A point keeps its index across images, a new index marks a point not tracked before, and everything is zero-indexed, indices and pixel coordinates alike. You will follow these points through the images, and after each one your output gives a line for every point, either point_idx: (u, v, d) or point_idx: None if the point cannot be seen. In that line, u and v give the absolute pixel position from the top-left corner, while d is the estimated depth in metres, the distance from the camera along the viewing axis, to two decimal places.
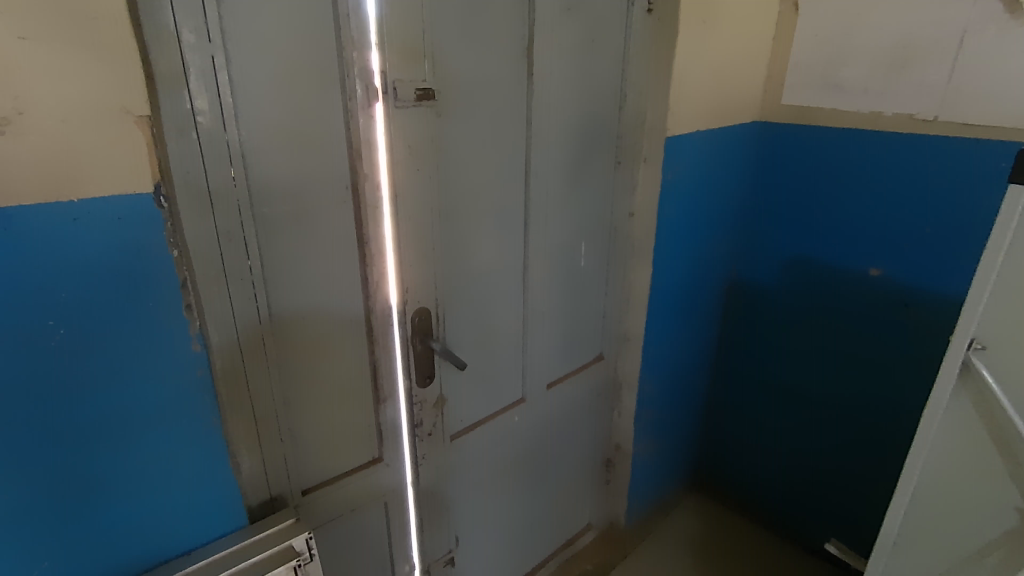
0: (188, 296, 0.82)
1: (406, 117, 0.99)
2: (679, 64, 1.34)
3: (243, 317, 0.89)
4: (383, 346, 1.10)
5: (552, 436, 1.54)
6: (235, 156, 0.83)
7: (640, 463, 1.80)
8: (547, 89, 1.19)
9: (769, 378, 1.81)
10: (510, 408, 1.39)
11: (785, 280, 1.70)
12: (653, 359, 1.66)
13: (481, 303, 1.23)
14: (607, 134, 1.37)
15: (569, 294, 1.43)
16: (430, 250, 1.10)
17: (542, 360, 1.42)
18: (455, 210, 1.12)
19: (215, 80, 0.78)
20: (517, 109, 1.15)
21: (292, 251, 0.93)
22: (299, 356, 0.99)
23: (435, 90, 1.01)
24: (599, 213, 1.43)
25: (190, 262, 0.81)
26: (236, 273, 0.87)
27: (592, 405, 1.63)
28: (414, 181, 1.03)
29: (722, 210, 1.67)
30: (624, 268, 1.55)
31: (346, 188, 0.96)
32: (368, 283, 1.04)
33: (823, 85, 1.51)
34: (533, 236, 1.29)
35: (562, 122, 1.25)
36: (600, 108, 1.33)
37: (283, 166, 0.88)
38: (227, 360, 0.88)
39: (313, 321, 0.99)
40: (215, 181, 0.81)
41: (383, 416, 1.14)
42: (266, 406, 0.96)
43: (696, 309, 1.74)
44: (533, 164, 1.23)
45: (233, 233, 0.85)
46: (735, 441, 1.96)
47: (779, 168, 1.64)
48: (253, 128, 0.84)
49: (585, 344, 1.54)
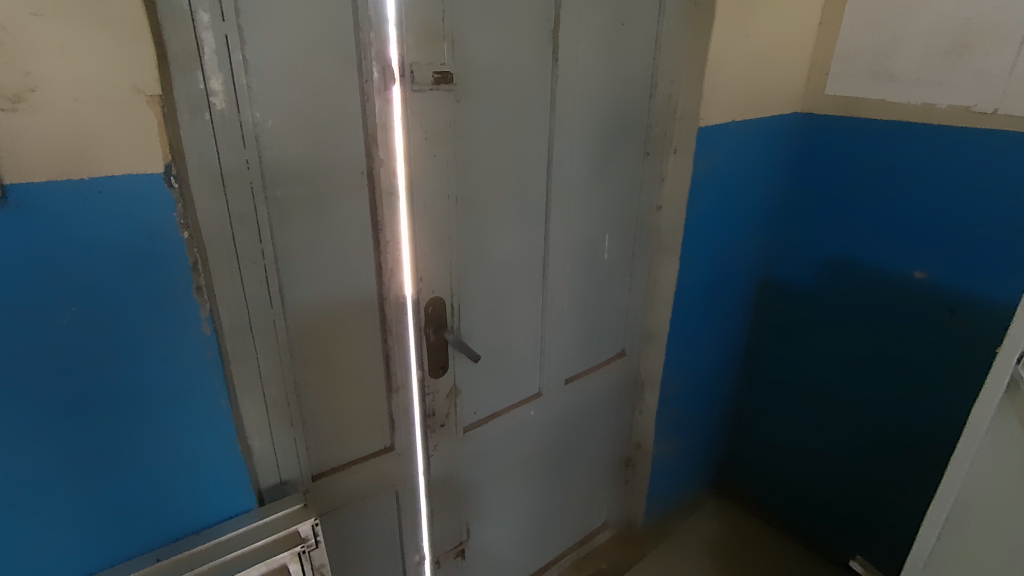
0: (198, 279, 0.81)
1: (424, 101, 0.96)
2: (715, 50, 1.28)
3: (255, 300, 0.89)
4: (397, 334, 1.08)
5: (569, 433, 1.51)
6: (249, 137, 0.82)
7: (661, 464, 1.75)
8: (573, 75, 1.15)
9: (800, 381, 1.74)
10: (526, 402, 1.36)
11: (821, 279, 1.62)
12: (678, 357, 1.61)
13: (498, 294, 1.21)
14: (635, 123, 1.32)
15: (591, 288, 1.39)
16: (447, 238, 1.08)
17: (561, 354, 1.39)
18: (473, 199, 1.09)
19: (229, 61, 0.78)
20: (540, 95, 1.12)
21: (305, 235, 0.92)
22: (310, 341, 0.99)
23: (455, 73, 0.98)
24: (624, 206, 1.38)
25: (203, 244, 0.81)
26: (249, 257, 0.87)
27: (612, 403, 1.60)
28: (431, 167, 1.01)
29: (756, 204, 1.59)
30: (650, 262, 1.50)
31: (361, 173, 0.95)
32: (383, 269, 1.03)
33: (871, 74, 1.42)
34: (554, 227, 1.25)
35: (589, 110, 1.21)
36: (629, 96, 1.28)
37: (296, 149, 0.87)
38: (238, 343, 0.89)
39: (326, 305, 0.98)
40: (228, 163, 0.81)
41: (395, 404, 1.13)
42: (277, 390, 0.96)
43: (725, 307, 1.68)
44: (557, 153, 1.19)
45: (245, 216, 0.85)
46: (762, 445, 1.90)
47: (819, 161, 1.56)
48: (268, 110, 0.83)
49: (606, 340, 1.50)
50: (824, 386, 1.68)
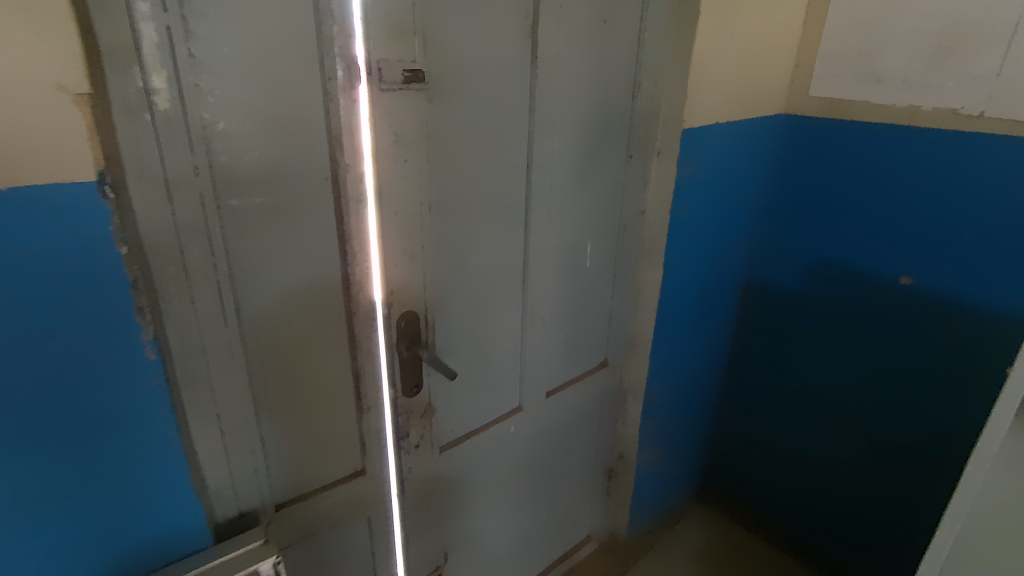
0: (139, 298, 0.73)
1: (393, 101, 0.89)
2: (700, 49, 1.23)
3: (207, 319, 0.81)
4: (367, 351, 1.01)
5: (551, 446, 1.45)
6: (196, 140, 0.74)
7: (645, 474, 1.71)
8: (553, 75, 1.09)
9: (785, 387, 1.71)
10: (506, 417, 1.29)
11: (806, 283, 1.59)
12: (662, 365, 1.56)
13: (476, 306, 1.14)
14: (618, 124, 1.26)
15: (573, 296, 1.33)
16: (420, 248, 1.01)
17: (541, 366, 1.33)
18: (449, 205, 1.02)
19: (172, 55, 0.69)
20: (519, 95, 1.05)
21: (263, 247, 0.84)
22: (271, 361, 0.91)
23: (426, 71, 0.91)
24: (607, 211, 1.33)
25: (146, 259, 0.73)
26: (200, 272, 0.79)
27: (595, 413, 1.54)
28: (402, 172, 0.94)
29: (741, 208, 1.55)
30: (633, 268, 1.45)
31: (325, 180, 0.87)
32: (350, 282, 0.95)
33: (856, 76, 1.39)
34: (535, 234, 1.19)
35: (570, 111, 1.15)
36: (611, 96, 1.22)
37: (252, 153, 0.79)
38: (188, 367, 0.80)
39: (288, 321, 0.91)
40: (172, 168, 0.73)
41: (366, 425, 1.05)
42: (234, 416, 0.88)
43: (709, 313, 1.64)
44: (536, 156, 1.12)
45: (195, 227, 0.77)
46: (746, 451, 1.87)
47: (804, 164, 1.52)
48: (219, 111, 0.75)
49: (588, 349, 1.44)
50: (809, 392, 1.66)
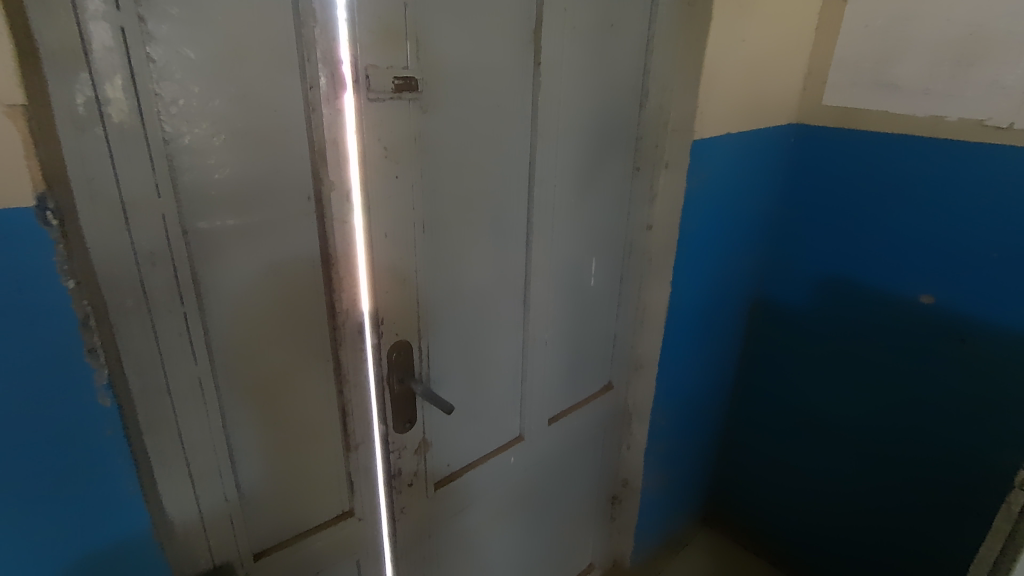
0: (91, 338, 0.64)
1: (383, 112, 0.80)
2: (710, 56, 1.16)
3: (173, 355, 0.72)
4: (355, 385, 0.92)
5: (553, 475, 1.36)
6: (157, 156, 0.65)
7: (650, 500, 1.62)
8: (556, 83, 1.01)
9: (795, 409, 1.64)
10: (505, 448, 1.21)
11: (817, 300, 1.52)
12: (667, 387, 1.48)
13: (473, 332, 1.05)
14: (623, 135, 1.19)
15: (575, 317, 1.25)
16: (413, 272, 0.92)
17: (542, 392, 1.24)
18: (445, 224, 0.94)
19: (128, 60, 0.61)
20: (519, 104, 0.97)
21: (237, 274, 0.76)
22: (248, 399, 0.82)
23: (420, 78, 0.83)
24: (611, 227, 1.25)
25: (99, 291, 0.64)
26: (164, 304, 0.70)
27: (598, 439, 1.46)
28: (394, 190, 0.85)
29: (750, 221, 1.48)
30: (638, 286, 1.37)
31: (307, 199, 0.78)
32: (336, 311, 0.86)
33: (872, 84, 1.32)
34: (536, 253, 1.10)
35: (573, 121, 1.07)
36: (617, 105, 1.14)
37: (224, 169, 0.70)
38: (151, 409, 0.72)
39: (266, 355, 0.82)
40: (130, 188, 0.64)
41: (354, 464, 0.96)
42: (205, 461, 0.79)
43: (717, 331, 1.56)
44: (539, 170, 1.04)
45: (158, 254, 0.68)
46: (755, 474, 1.79)
47: (815, 175, 1.46)
48: (186, 124, 0.66)
49: (591, 372, 1.36)
50: (821, 414, 1.58)
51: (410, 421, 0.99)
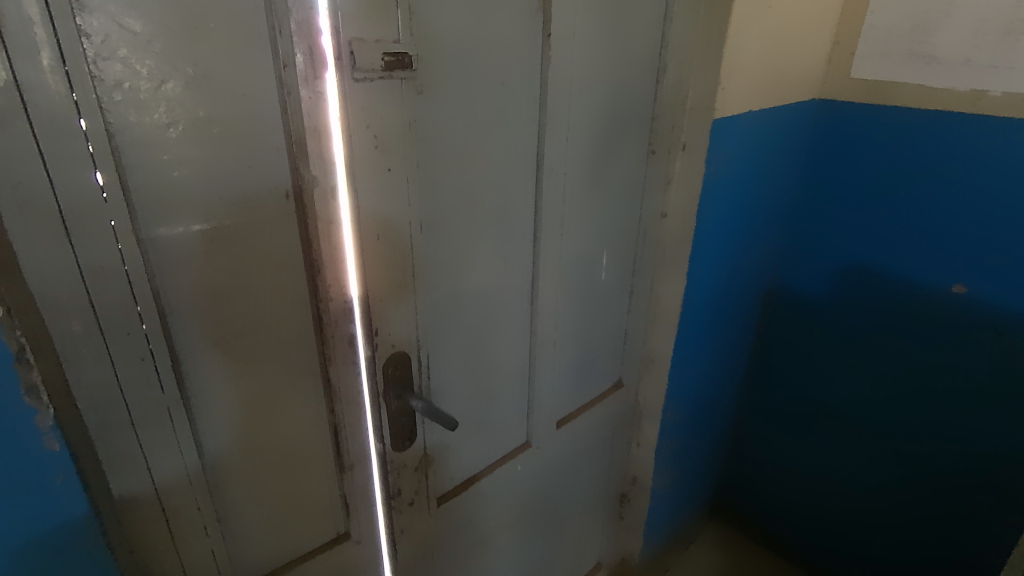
0: (30, 374, 0.53)
1: (370, 95, 0.68)
2: (736, 26, 1.05)
3: (134, 384, 0.62)
4: (348, 402, 0.82)
5: (562, 479, 1.28)
6: (100, 152, 0.54)
7: (660, 497, 1.56)
8: (568, 57, 0.89)
9: (812, 398, 1.60)
10: (514, 455, 1.13)
11: (838, 288, 1.48)
12: (680, 383, 1.41)
13: (478, 338, 0.96)
14: (638, 115, 1.08)
15: (586, 315, 1.16)
16: (410, 278, 0.81)
17: (551, 396, 1.16)
18: (446, 222, 0.83)
19: (54, 34, 0.49)
20: (527, 83, 0.86)
21: (206, 288, 0.65)
22: (227, 425, 0.73)
23: (414, 54, 0.70)
24: (622, 216, 1.15)
25: (35, 307, 0.54)
26: (120, 326, 0.60)
27: (607, 439, 1.38)
28: (386, 185, 0.73)
29: (771, 206, 1.41)
30: (651, 278, 1.28)
31: (286, 198, 0.67)
32: (325, 323, 0.76)
33: (907, 54, 1.25)
34: (545, 249, 1.00)
35: (586, 100, 0.96)
36: (632, 83, 1.04)
37: (183, 166, 0.59)
38: (114, 442, 0.63)
39: (249, 375, 0.72)
40: (69, 192, 0.53)
41: (349, 486, 0.88)
42: (180, 495, 0.70)
43: (734, 322, 1.50)
44: (548, 157, 0.94)
45: (109, 268, 0.57)
46: (769, 465, 1.76)
47: (840, 156, 1.40)
48: (133, 112, 0.55)
49: (602, 370, 1.28)
50: (840, 404, 1.55)
51: (409, 440, 0.90)
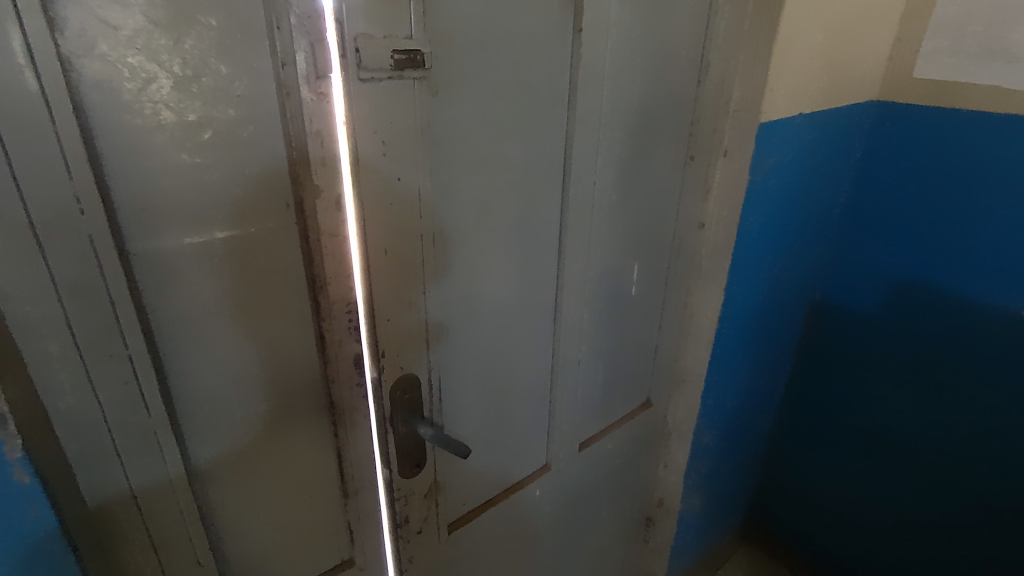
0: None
1: (378, 96, 0.61)
2: (788, 20, 0.95)
3: (118, 409, 0.58)
4: (352, 426, 0.76)
5: (583, 503, 1.21)
6: (76, 159, 0.48)
7: (687, 521, 1.48)
8: (601, 54, 0.81)
9: (857, 422, 1.49)
10: (532, 479, 1.06)
11: (890, 304, 1.37)
12: (712, 404, 1.32)
13: (496, 357, 0.89)
14: (676, 117, 0.99)
15: (613, 332, 1.08)
16: (422, 295, 0.74)
17: (573, 417, 1.08)
18: (462, 234, 0.76)
19: (21, 28, 0.43)
20: (555, 82, 0.78)
21: (197, 306, 0.60)
22: (222, 451, 0.68)
23: (427, 52, 0.63)
24: (656, 226, 1.07)
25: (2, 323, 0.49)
26: (101, 348, 0.55)
27: (632, 461, 1.30)
28: (395, 196, 0.67)
29: (818, 216, 1.31)
30: (685, 291, 1.19)
31: (286, 208, 0.61)
32: (328, 343, 0.70)
33: (980, 52, 1.13)
34: (571, 261, 0.93)
35: (619, 101, 0.88)
36: (671, 82, 0.95)
37: (170, 175, 0.54)
38: (97, 470, 0.58)
39: (245, 397, 0.67)
40: (42, 205, 0.48)
41: (353, 512, 0.82)
42: (171, 526, 0.65)
43: (774, 339, 1.40)
44: (576, 163, 0.86)
45: (87, 286, 0.52)
46: (808, 490, 1.65)
47: (896, 162, 1.29)
48: (114, 116, 0.50)
49: (629, 389, 1.20)
50: (888, 429, 1.44)
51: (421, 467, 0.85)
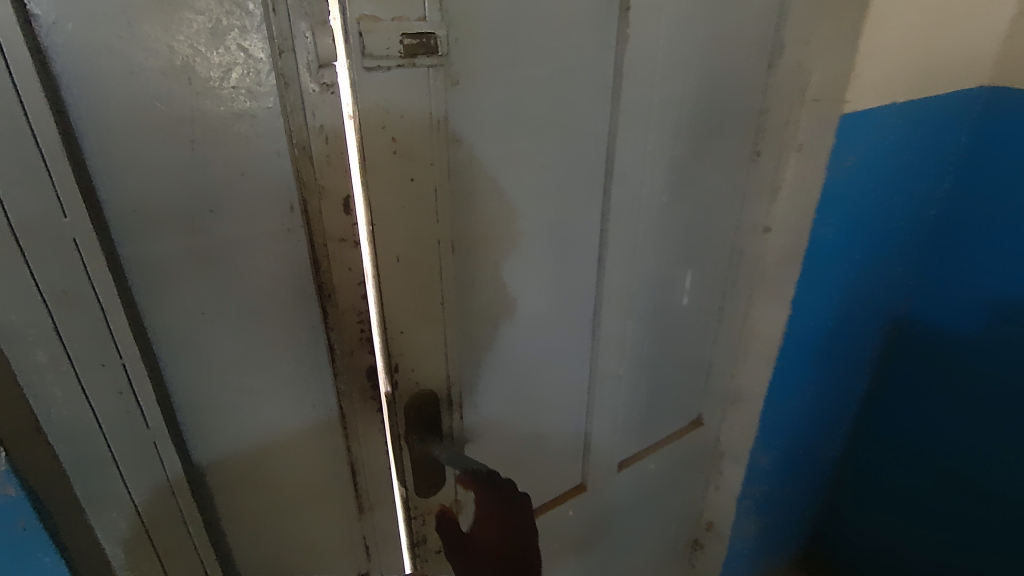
0: None
1: (386, 86, 0.55)
2: None
3: (114, 420, 0.54)
4: (366, 440, 0.72)
5: (624, 524, 1.13)
6: (56, 160, 0.45)
7: (740, 549, 1.36)
8: (653, 37, 0.72)
9: (945, 455, 1.31)
10: (565, 498, 0.99)
11: (991, 325, 1.18)
12: (772, 426, 1.20)
13: (526, 371, 0.82)
14: (741, 108, 0.88)
15: (660, 345, 0.99)
16: (439, 305, 0.68)
17: (612, 435, 1.00)
18: (486, 239, 0.70)
19: None
20: (597, 70, 0.70)
21: (197, 313, 0.56)
22: (228, 464, 0.64)
23: (442, 35, 0.56)
24: (712, 229, 0.96)
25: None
26: (94, 357, 0.51)
27: (678, 480, 1.20)
28: (407, 198, 0.61)
29: (907, 221, 1.15)
30: (744, 302, 1.08)
31: (291, 209, 0.56)
32: (338, 352, 0.65)
33: None
34: (613, 269, 0.85)
35: (673, 91, 0.78)
36: (737, 70, 0.84)
37: (162, 175, 0.50)
38: (95, 484, 0.55)
39: (251, 409, 0.63)
40: (22, 210, 0.44)
41: (370, 528, 0.78)
42: (176, 541, 0.62)
43: (847, 358, 1.25)
44: (620, 161, 0.77)
45: (75, 294, 0.49)
46: (882, 532, 1.48)
47: (1007, 160, 1.10)
48: (97, 113, 0.46)
49: (678, 406, 1.10)
50: (983, 467, 1.25)
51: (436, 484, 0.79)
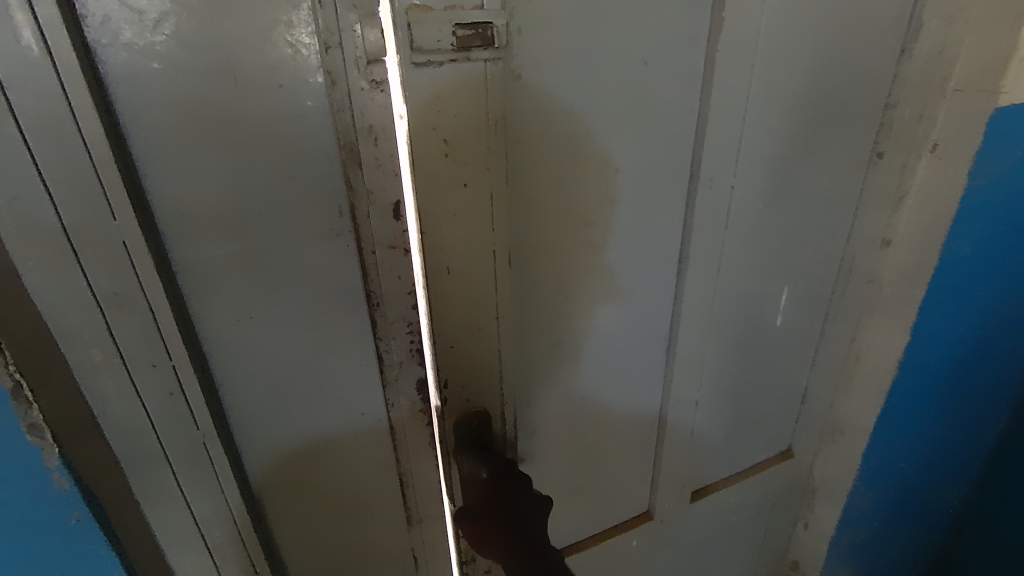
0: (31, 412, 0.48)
1: (438, 84, 0.50)
2: None
3: (165, 420, 0.54)
4: (416, 451, 0.69)
5: (699, 556, 1.04)
6: (104, 162, 0.44)
7: None
8: (755, 17, 0.62)
9: None
10: (628, 526, 0.91)
11: None
12: (881, 465, 1.05)
13: (591, 390, 0.75)
14: (862, 103, 0.77)
15: (745, 368, 0.88)
16: (493, 319, 0.63)
17: (686, 463, 0.91)
18: (548, 248, 0.64)
19: (31, 16, 0.39)
20: (683, 58, 0.61)
21: (246, 318, 0.55)
22: (277, 469, 0.63)
23: (502, 23, 0.51)
24: (817, 241, 0.84)
25: (46, 330, 0.48)
26: (144, 358, 0.51)
27: (763, 514, 1.10)
28: (461, 203, 0.56)
29: None
30: (852, 324, 0.97)
31: (340, 214, 0.54)
32: (387, 363, 0.63)
33: None
34: (695, 283, 0.75)
35: (777, 81, 0.67)
36: (860, 59, 0.73)
37: (210, 177, 0.49)
38: (147, 481, 0.56)
39: (300, 416, 0.61)
40: (75, 211, 0.45)
41: (420, 540, 0.75)
42: (225, 540, 0.62)
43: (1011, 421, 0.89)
44: (707, 163, 0.68)
45: (126, 296, 0.49)
46: None
47: None
48: (144, 115, 0.45)
49: (766, 433, 0.99)
50: None
51: (476, 546, 0.61)
